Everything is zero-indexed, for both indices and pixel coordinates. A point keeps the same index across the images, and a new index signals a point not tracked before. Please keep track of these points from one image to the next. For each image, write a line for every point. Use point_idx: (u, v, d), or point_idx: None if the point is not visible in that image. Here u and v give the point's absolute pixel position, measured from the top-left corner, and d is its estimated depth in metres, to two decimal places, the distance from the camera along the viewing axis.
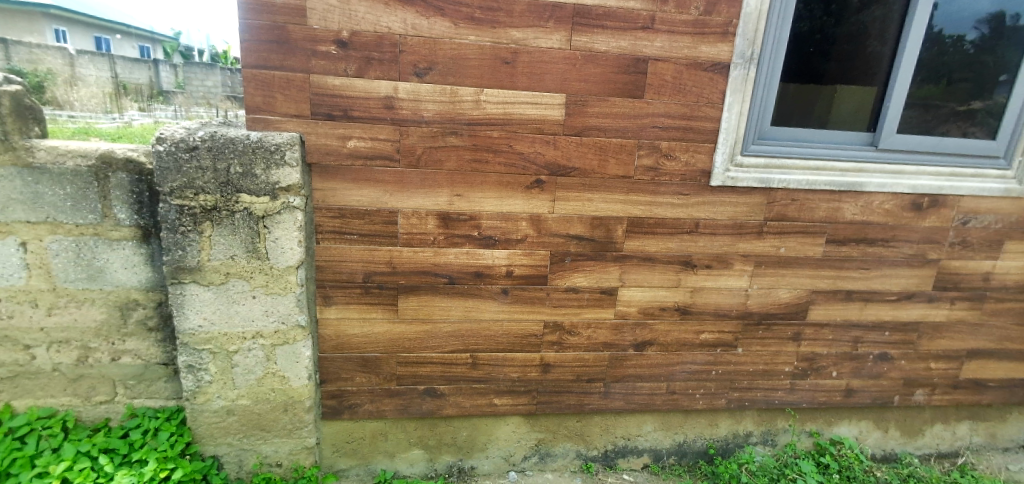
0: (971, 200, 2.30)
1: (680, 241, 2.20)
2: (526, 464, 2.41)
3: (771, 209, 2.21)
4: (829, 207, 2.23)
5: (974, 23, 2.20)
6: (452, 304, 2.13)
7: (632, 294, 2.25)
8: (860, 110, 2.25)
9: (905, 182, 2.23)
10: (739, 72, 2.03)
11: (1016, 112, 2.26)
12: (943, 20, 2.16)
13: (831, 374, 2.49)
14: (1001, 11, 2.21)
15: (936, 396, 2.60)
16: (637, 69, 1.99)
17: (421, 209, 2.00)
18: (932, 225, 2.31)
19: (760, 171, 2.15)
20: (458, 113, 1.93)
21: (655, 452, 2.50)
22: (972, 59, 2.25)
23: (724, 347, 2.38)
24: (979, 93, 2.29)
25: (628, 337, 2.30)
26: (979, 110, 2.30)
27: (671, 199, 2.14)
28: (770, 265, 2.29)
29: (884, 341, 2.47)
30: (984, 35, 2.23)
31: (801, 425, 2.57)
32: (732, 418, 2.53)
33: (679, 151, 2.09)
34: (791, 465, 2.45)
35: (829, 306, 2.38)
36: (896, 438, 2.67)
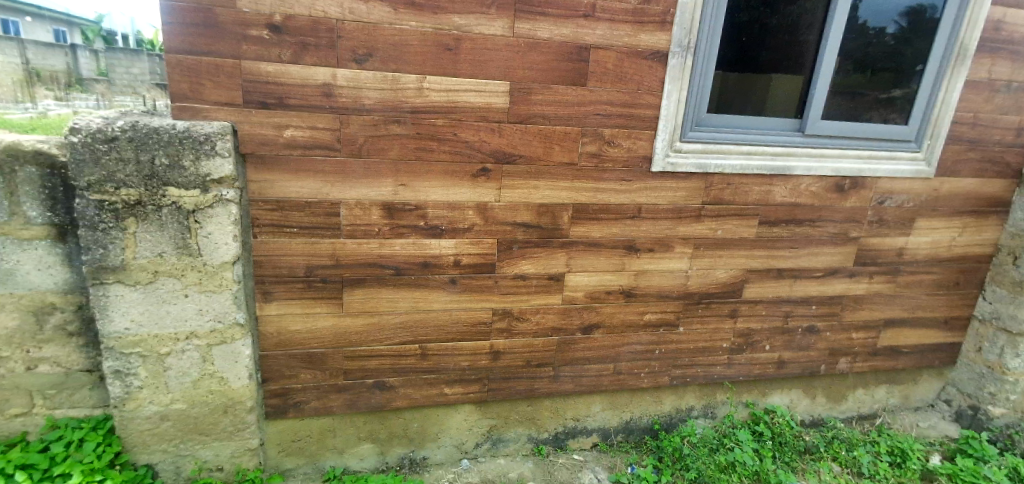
0: (887, 181, 2.48)
1: (624, 226, 2.26)
2: (478, 451, 2.43)
3: (709, 193, 2.30)
4: (762, 190, 2.35)
5: (895, 15, 2.34)
6: (400, 295, 2.10)
7: (579, 279, 2.29)
8: (788, 97, 2.37)
9: (830, 165, 2.37)
10: (677, 61, 2.08)
11: (925, 99, 2.44)
12: (866, 12, 2.30)
13: (765, 348, 2.64)
14: (920, 5, 2.35)
15: (858, 363, 2.81)
16: (580, 56, 2.01)
17: (365, 199, 1.95)
18: (854, 206, 2.48)
19: (698, 157, 2.23)
20: (401, 101, 1.89)
21: (604, 431, 2.58)
22: (893, 49, 2.40)
23: (667, 327, 2.48)
24: (900, 82, 2.46)
25: (576, 320, 2.35)
26: (898, 98, 2.47)
27: (615, 185, 2.19)
28: (708, 247, 2.39)
29: (811, 314, 2.64)
30: (903, 27, 2.37)
31: (738, 397, 2.72)
32: (676, 394, 2.64)
33: (622, 138, 2.13)
34: (729, 435, 2.59)
35: (763, 284, 2.52)
36: (823, 404, 2.87)
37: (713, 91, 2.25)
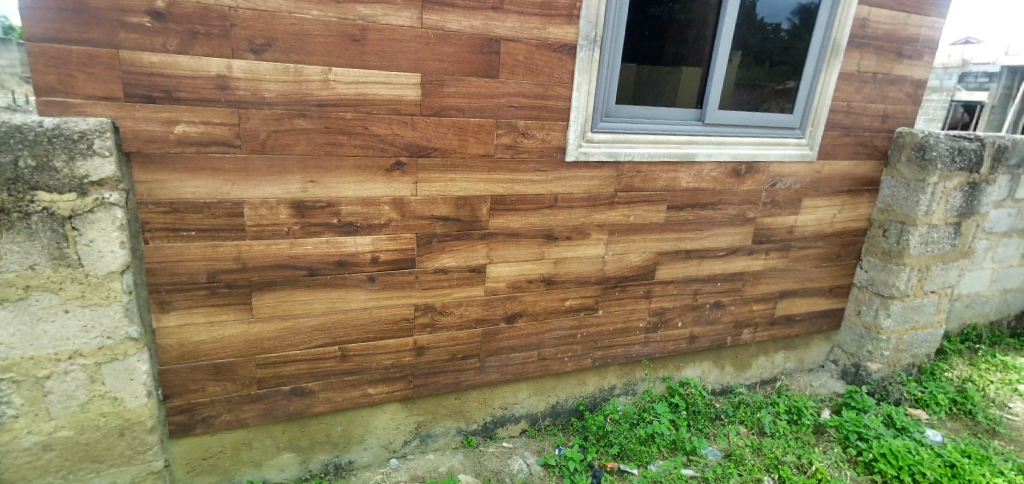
0: (777, 165, 2.70)
1: (541, 216, 2.30)
2: (407, 449, 2.40)
3: (620, 181, 2.39)
4: (668, 177, 2.48)
5: (787, 13, 2.55)
6: (316, 297, 2.02)
7: (500, 269, 2.31)
8: (689, 89, 2.51)
9: (727, 152, 2.55)
10: (585, 54, 2.14)
11: (807, 90, 2.68)
12: (763, 9, 2.49)
13: (677, 325, 2.81)
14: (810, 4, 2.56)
15: (759, 333, 3.06)
16: (491, 48, 2.01)
17: (271, 198, 1.85)
18: (749, 189, 2.68)
19: (609, 146, 2.31)
20: (306, 94, 1.80)
21: (531, 416, 2.64)
22: (788, 44, 2.62)
23: (587, 311, 2.56)
24: (795, 74, 2.67)
25: (499, 310, 2.37)
26: (793, 89, 2.69)
27: (531, 176, 2.22)
28: (622, 232, 2.49)
29: (717, 290, 2.84)
30: (795, 24, 2.59)
31: (655, 372, 2.88)
32: (598, 374, 2.75)
33: (536, 129, 2.17)
34: (648, 409, 2.74)
35: (673, 265, 2.67)
36: (730, 373, 3.10)
37: (620, 82, 2.34)
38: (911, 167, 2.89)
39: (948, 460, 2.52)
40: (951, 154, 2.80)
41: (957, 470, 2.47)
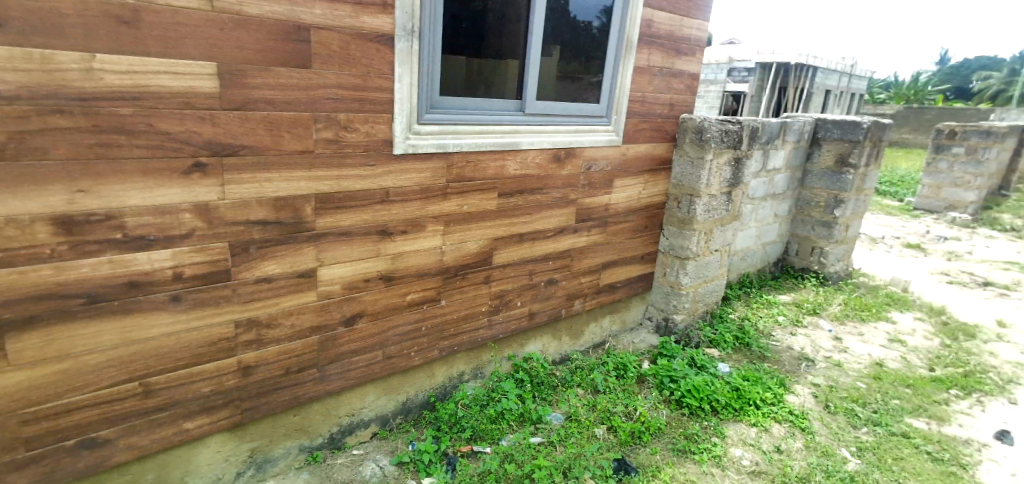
0: (591, 150, 2.96)
1: (373, 212, 2.22)
2: (241, 480, 2.18)
3: (451, 172, 2.41)
4: (496, 165, 2.56)
5: (597, 12, 2.78)
6: (103, 328, 1.70)
7: (334, 271, 2.18)
8: (508, 80, 2.62)
9: (548, 139, 2.72)
10: (404, 45, 2.09)
11: (609, 82, 2.97)
12: (576, 7, 2.70)
13: (516, 304, 2.94)
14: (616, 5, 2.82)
15: (588, 302, 3.35)
16: (299, 37, 1.86)
17: (25, 215, 1.50)
18: (569, 173, 2.90)
19: (437, 137, 2.31)
20: (62, 86, 1.48)
21: (381, 418, 2.57)
22: (600, 40, 2.86)
23: (430, 303, 2.55)
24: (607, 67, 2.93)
25: (336, 314, 2.25)
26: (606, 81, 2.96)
27: (359, 171, 2.12)
28: (457, 222, 2.52)
29: (549, 268, 3.03)
30: (604, 22, 2.83)
31: (500, 353, 3.00)
32: (446, 364, 2.77)
33: (358, 123, 2.07)
34: (496, 388, 2.84)
35: (508, 249, 2.79)
36: (567, 342, 3.36)
37: (442, 74, 2.34)
38: (693, 147, 3.39)
39: (735, 387, 3.05)
40: (720, 135, 3.34)
41: (741, 393, 3.00)
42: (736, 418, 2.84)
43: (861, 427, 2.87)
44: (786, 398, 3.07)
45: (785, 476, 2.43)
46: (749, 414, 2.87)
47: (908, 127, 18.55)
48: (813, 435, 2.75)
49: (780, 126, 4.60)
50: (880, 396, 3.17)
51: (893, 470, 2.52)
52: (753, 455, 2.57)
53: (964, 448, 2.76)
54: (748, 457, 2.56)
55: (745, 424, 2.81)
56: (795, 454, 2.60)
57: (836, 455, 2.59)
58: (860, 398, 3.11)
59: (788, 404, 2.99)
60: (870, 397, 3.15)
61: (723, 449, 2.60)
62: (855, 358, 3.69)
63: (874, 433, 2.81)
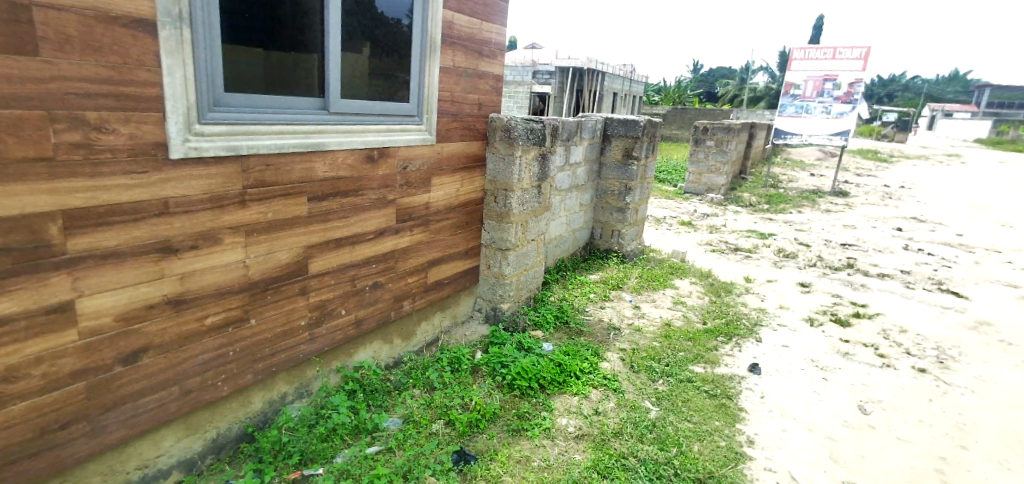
0: (404, 149, 2.91)
1: (149, 227, 1.90)
2: None
3: (248, 177, 2.17)
4: (302, 168, 2.38)
5: (406, 10, 2.77)
6: None
7: (100, 301, 1.82)
8: (309, 76, 2.44)
9: (357, 139, 2.61)
10: (170, 33, 1.83)
11: (418, 81, 2.94)
12: (382, 3, 2.66)
13: (341, 313, 2.76)
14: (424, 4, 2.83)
15: (417, 302, 3.28)
16: (13, 15, 1.51)
17: None
18: (384, 173, 2.82)
19: (225, 139, 2.06)
20: None
21: (186, 462, 2.25)
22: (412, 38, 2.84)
23: (236, 325, 2.27)
24: (418, 66, 2.91)
25: (109, 352, 1.88)
26: (418, 80, 2.94)
27: (124, 180, 1.80)
28: (261, 232, 2.28)
29: (373, 272, 2.90)
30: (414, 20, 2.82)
31: (327, 366, 2.79)
32: (263, 388, 2.51)
33: (117, 122, 1.74)
34: (325, 405, 2.65)
35: (325, 256, 2.61)
36: (399, 345, 3.24)
37: (226, 68, 2.10)
38: (503, 144, 3.54)
39: (558, 362, 3.30)
40: (525, 133, 3.55)
41: (563, 367, 3.25)
42: (560, 391, 3.08)
43: (658, 379, 3.34)
44: (600, 365, 3.43)
45: (604, 433, 2.71)
46: (570, 385, 3.13)
47: (676, 124, 22.00)
48: (622, 393, 3.12)
49: (577, 124, 5.08)
50: (670, 351, 3.73)
51: (684, 410, 2.99)
52: (577, 422, 2.81)
53: (731, 382, 3.39)
54: (573, 423, 2.78)
55: (568, 394, 3.06)
56: (610, 413, 2.91)
57: (641, 407, 2.98)
58: (655, 355, 3.63)
59: (602, 370, 3.35)
60: (663, 353, 3.68)
61: (552, 420, 2.79)
62: (649, 321, 4.30)
63: (668, 383, 3.30)
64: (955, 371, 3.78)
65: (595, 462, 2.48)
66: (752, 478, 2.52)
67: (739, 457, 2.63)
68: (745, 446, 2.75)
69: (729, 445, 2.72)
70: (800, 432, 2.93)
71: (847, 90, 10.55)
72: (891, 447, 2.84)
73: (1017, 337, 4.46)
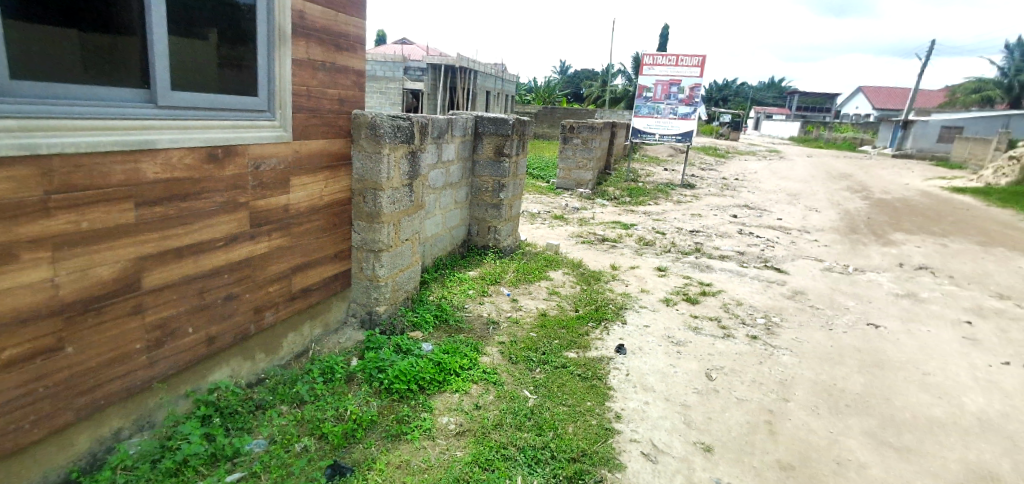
0: (255, 147, 2.68)
1: None
2: None
3: (52, 180, 1.86)
4: (125, 169, 2.09)
5: None
6: None
7: None
8: (128, 65, 2.15)
9: (196, 136, 2.34)
10: None
11: (267, 73, 2.73)
12: None
13: (187, 331, 2.47)
14: None
15: (281, 312, 3.04)
16: None
17: None
18: (232, 174, 2.57)
19: (15, 136, 1.74)
20: None
21: None
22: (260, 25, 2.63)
23: (46, 355, 1.93)
24: (266, 57, 2.70)
25: None
26: (266, 72, 2.72)
27: None
28: (74, 245, 1.97)
29: (225, 283, 2.63)
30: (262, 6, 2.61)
31: (174, 392, 2.49)
32: (90, 426, 2.16)
33: None
34: (173, 435, 2.35)
35: (163, 269, 2.31)
36: (262, 360, 2.98)
37: (10, 52, 1.78)
38: (369, 142, 3.42)
39: (437, 361, 3.26)
40: (392, 130, 3.45)
41: (442, 366, 3.23)
42: (440, 390, 3.05)
43: (535, 368, 3.46)
44: (479, 360, 3.46)
45: (484, 426, 2.74)
46: (450, 383, 3.12)
47: (545, 122, 22.93)
48: (501, 385, 3.18)
49: (447, 122, 5.07)
50: (546, 340, 3.88)
51: (559, 395, 3.13)
52: (458, 418, 2.80)
53: (601, 364, 3.62)
54: (453, 421, 2.78)
55: (448, 392, 3.04)
56: (490, 406, 2.95)
57: (520, 397, 3.06)
58: (532, 345, 3.75)
59: (481, 365, 3.38)
60: (539, 343, 3.83)
61: (432, 420, 2.76)
62: (525, 313, 4.44)
63: (544, 371, 3.43)
64: (780, 335, 4.42)
65: (476, 456, 2.50)
66: (620, 450, 2.72)
67: (609, 433, 2.82)
68: (614, 422, 2.95)
69: (600, 423, 2.90)
70: (660, 403, 3.22)
71: (689, 93, 11.83)
72: (732, 407, 3.24)
73: (823, 303, 5.33)
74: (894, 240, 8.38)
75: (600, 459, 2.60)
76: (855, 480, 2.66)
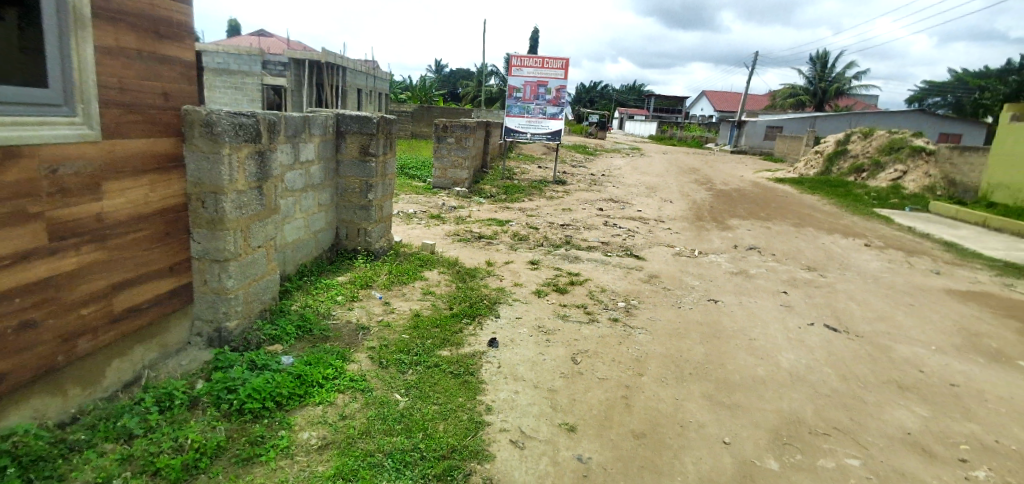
0: (50, 148, 2.30)
1: None
2: None
3: None
4: None
5: None
6: None
7: None
8: None
9: None
10: None
11: (60, 62, 2.35)
12: None
13: None
14: None
15: (101, 337, 2.65)
16: None
17: None
18: (17, 180, 2.18)
19: None
20: None
21: None
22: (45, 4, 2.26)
23: None
24: (57, 42, 2.32)
25: None
26: (58, 59, 2.34)
27: None
28: None
29: (19, 308, 2.23)
30: None
31: None
32: None
33: None
34: None
35: None
36: (78, 394, 2.57)
37: None
38: (205, 141, 3.10)
39: (297, 374, 3.06)
40: (232, 128, 3.17)
41: (304, 378, 3.04)
42: (301, 404, 2.87)
43: (406, 370, 3.40)
44: (346, 368, 3.32)
45: (350, 436, 2.64)
46: (313, 395, 2.95)
47: (421, 121, 22.59)
48: (370, 391, 3.07)
49: (303, 120, 4.78)
50: (418, 341, 3.83)
51: (431, 394, 3.11)
52: (321, 432, 2.66)
53: (474, 359, 3.67)
54: (316, 435, 2.64)
55: (311, 405, 2.88)
56: (356, 414, 2.84)
57: (390, 401, 2.99)
58: (404, 347, 3.68)
59: (348, 373, 3.24)
60: (412, 344, 3.76)
61: (291, 437, 2.60)
62: (398, 315, 4.34)
63: (416, 371, 3.39)
64: (638, 317, 4.82)
65: (339, 468, 2.39)
66: (490, 441, 2.78)
67: (479, 426, 2.87)
68: (485, 415, 3.01)
69: (471, 417, 2.94)
70: (529, 391, 3.34)
71: (556, 94, 12.41)
72: (594, 386, 3.47)
73: (674, 284, 5.91)
74: (730, 225, 9.55)
75: (469, 453, 2.63)
76: (695, 439, 2.99)
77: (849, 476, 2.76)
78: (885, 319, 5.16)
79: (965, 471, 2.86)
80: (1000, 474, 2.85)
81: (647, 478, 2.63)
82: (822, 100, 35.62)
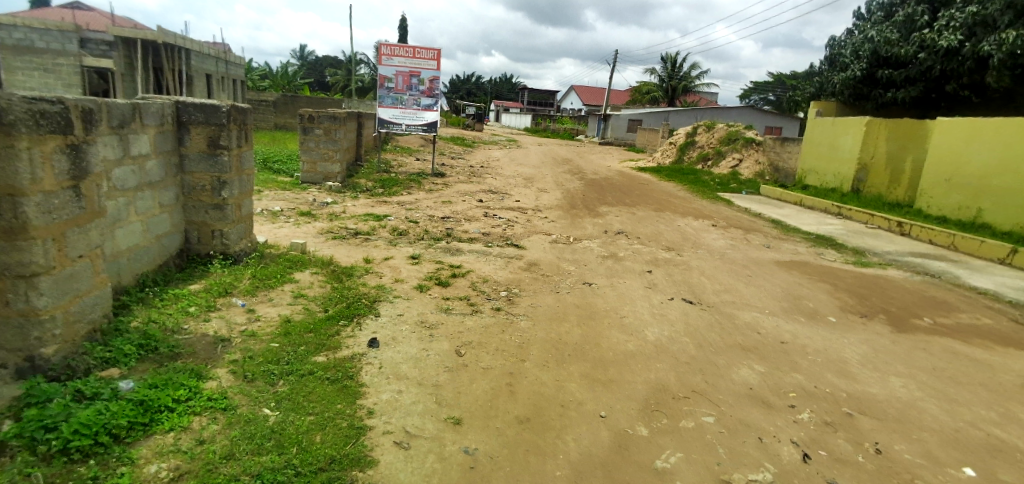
0: None
1: None
2: None
3: None
4: None
5: None
6: None
7: None
8: None
9: None
10: None
11: None
12: None
13: None
14: None
15: None
16: None
17: None
18: None
19: None
20: None
21: None
22: None
23: None
24: None
25: None
26: None
27: None
28: None
29: None
30: None
31: None
32: None
33: None
34: None
35: None
36: None
37: None
38: None
39: (138, 401, 2.66)
40: (32, 118, 2.69)
41: (148, 404, 2.65)
42: (145, 434, 2.50)
43: (275, 382, 3.11)
44: (202, 387, 2.95)
45: (209, 462, 2.35)
46: (161, 422, 2.59)
47: (285, 112, 21.02)
48: (233, 409, 2.77)
49: (132, 108, 4.15)
50: (289, 349, 3.53)
51: (306, 405, 2.88)
52: (174, 462, 2.34)
53: (352, 362, 3.47)
54: (166, 466, 2.31)
55: (158, 434, 2.52)
56: (217, 437, 2.54)
57: (257, 417, 2.72)
58: (272, 358, 3.37)
59: (204, 392, 2.88)
60: (281, 353, 3.46)
61: (135, 473, 2.25)
62: (264, 323, 3.96)
63: (287, 382, 3.11)
64: (519, 305, 4.90)
65: None
66: (373, 446, 2.65)
67: (361, 432, 2.72)
68: (366, 419, 2.86)
69: (350, 424, 2.78)
70: (412, 390, 3.24)
71: (429, 85, 12.17)
72: (478, 377, 3.46)
73: (552, 270, 6.13)
74: (601, 212, 10.12)
75: (350, 462, 2.49)
76: (574, 417, 3.11)
77: (705, 433, 3.05)
78: (730, 290, 5.81)
79: (794, 415, 3.31)
80: (819, 414, 3.34)
81: (531, 461, 2.69)
82: (673, 96, 39.25)
